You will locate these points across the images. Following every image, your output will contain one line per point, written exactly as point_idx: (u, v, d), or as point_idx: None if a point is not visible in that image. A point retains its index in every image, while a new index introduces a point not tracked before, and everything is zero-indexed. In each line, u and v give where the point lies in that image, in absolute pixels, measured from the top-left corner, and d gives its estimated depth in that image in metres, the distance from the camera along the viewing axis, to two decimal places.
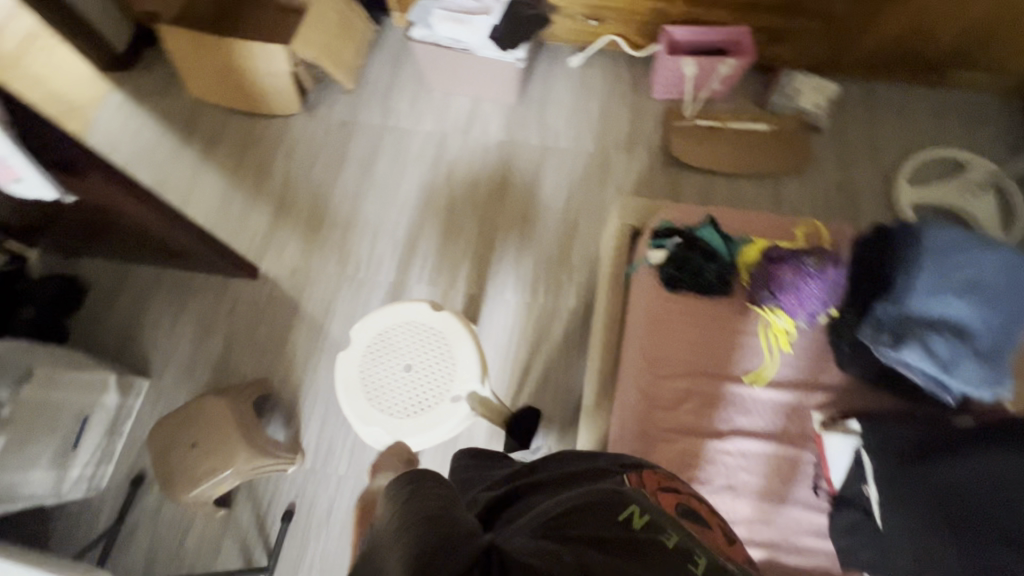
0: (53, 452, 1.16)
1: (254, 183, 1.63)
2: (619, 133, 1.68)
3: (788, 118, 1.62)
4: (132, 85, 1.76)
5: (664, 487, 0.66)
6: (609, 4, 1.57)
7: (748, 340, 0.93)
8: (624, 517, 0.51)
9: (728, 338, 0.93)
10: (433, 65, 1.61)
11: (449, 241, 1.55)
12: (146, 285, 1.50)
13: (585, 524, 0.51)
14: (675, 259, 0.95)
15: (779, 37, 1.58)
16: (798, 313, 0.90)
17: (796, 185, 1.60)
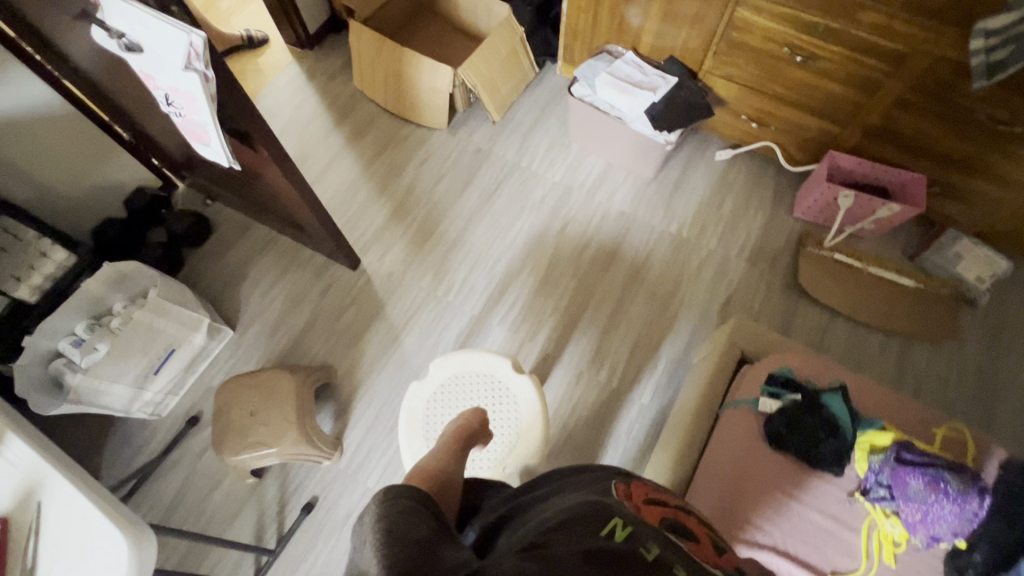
0: (138, 372, 1.24)
1: (383, 181, 1.71)
2: (746, 239, 1.60)
3: (939, 281, 1.51)
4: (310, 62, 1.92)
5: (651, 501, 0.59)
6: (777, 112, 1.52)
7: (845, 535, 0.82)
8: (608, 528, 0.49)
9: (821, 523, 0.82)
10: (582, 123, 1.63)
11: (542, 293, 1.53)
12: (260, 244, 1.60)
13: (570, 539, 0.48)
14: (788, 417, 0.87)
15: (953, 195, 1.45)
16: (917, 529, 0.77)
17: (926, 355, 1.45)
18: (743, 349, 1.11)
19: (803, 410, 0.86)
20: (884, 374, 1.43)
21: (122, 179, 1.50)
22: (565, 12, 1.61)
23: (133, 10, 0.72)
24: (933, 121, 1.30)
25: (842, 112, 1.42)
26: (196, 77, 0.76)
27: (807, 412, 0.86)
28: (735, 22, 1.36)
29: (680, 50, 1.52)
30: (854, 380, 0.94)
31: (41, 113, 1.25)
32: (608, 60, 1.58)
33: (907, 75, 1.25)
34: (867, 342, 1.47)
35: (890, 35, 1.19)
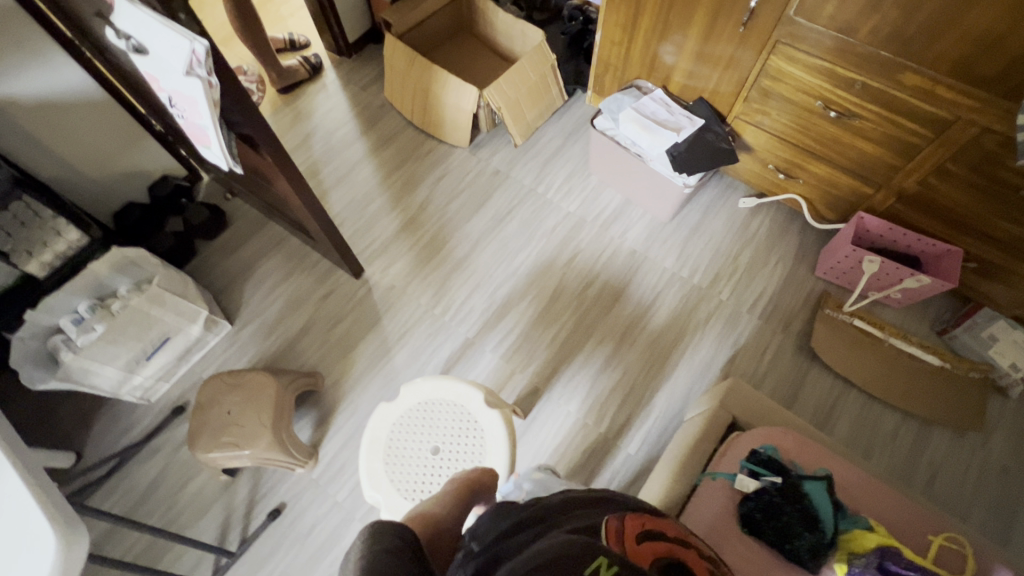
0: (130, 356, 1.26)
1: (398, 193, 1.72)
2: (760, 294, 1.53)
3: (967, 365, 1.40)
4: (345, 70, 1.96)
5: (648, 535, 0.44)
6: (807, 166, 1.45)
7: None
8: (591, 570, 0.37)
9: None
10: (602, 156, 1.60)
11: (540, 324, 1.50)
12: (271, 243, 1.63)
13: None
14: (767, 500, 0.81)
15: (992, 273, 1.35)
16: None
17: (944, 441, 1.34)
18: (734, 415, 1.04)
19: (782, 497, 0.80)
20: (894, 456, 1.33)
21: (148, 166, 1.56)
22: (598, 44, 1.60)
23: (143, 14, 0.74)
24: (975, 194, 1.21)
25: (876, 174, 1.34)
26: (197, 83, 0.76)
27: (787, 501, 0.79)
28: (769, 71, 1.31)
29: (711, 92, 1.48)
30: (850, 469, 0.87)
31: (77, 98, 1.31)
32: (636, 96, 1.55)
33: (949, 143, 1.17)
34: (880, 419, 1.37)
35: (933, 100, 1.12)
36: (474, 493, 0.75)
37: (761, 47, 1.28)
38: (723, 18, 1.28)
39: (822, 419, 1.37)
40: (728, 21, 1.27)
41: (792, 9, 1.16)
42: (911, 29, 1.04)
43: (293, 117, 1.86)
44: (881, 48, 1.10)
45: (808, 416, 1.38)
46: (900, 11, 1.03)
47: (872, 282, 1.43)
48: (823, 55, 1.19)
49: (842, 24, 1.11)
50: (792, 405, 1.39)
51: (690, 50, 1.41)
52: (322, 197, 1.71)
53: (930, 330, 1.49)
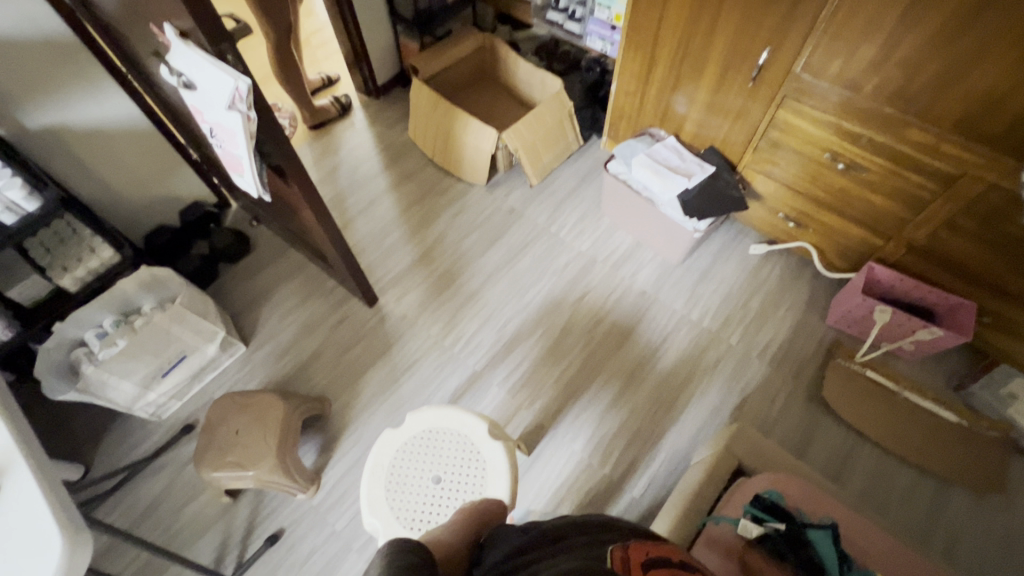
0: (147, 372, 1.30)
1: (415, 226, 1.78)
2: (771, 340, 1.52)
3: (986, 423, 1.36)
4: (374, 110, 2.08)
5: (655, 562, 0.45)
6: (817, 215, 1.48)
7: None
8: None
9: None
10: (614, 199, 1.65)
11: (547, 360, 1.51)
12: (291, 269, 1.69)
13: None
14: (770, 547, 0.79)
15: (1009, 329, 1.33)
16: None
17: (963, 502, 1.29)
18: (740, 460, 1.03)
19: (786, 543, 0.78)
20: (911, 516, 1.28)
21: (182, 192, 1.65)
22: (614, 93, 1.67)
23: (195, 54, 0.81)
24: (986, 248, 1.22)
25: (886, 225, 1.36)
26: (238, 116, 0.83)
27: (790, 549, 0.78)
28: (778, 123, 1.36)
29: (721, 142, 1.53)
30: (860, 521, 0.84)
31: (125, 128, 1.41)
32: (649, 143, 1.61)
33: (956, 197, 1.19)
34: (895, 475, 1.33)
35: (939, 155, 1.14)
36: (473, 523, 0.74)
37: (770, 100, 1.33)
38: (734, 73, 1.34)
39: (835, 472, 1.34)
40: (738, 75, 1.34)
41: (798, 67, 1.21)
42: (914, 88, 1.08)
43: (321, 151, 1.96)
44: (886, 105, 1.15)
45: (819, 468, 1.34)
46: (902, 71, 1.08)
47: (885, 332, 1.42)
48: (829, 110, 1.24)
49: (847, 81, 1.16)
50: (802, 456, 1.36)
51: (701, 101, 1.47)
52: (343, 227, 1.78)
53: (946, 385, 1.46)
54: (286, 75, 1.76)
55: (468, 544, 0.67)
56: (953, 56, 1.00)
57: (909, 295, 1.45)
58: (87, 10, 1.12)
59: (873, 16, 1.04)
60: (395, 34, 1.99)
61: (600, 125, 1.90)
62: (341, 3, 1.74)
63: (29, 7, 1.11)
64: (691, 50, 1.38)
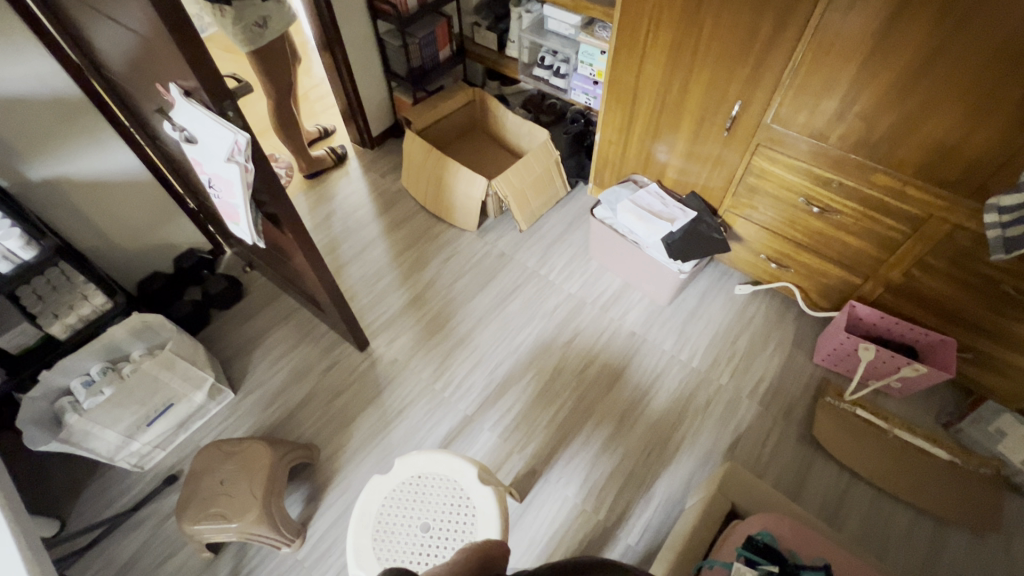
0: (132, 421, 1.28)
1: (407, 271, 1.81)
2: (759, 379, 1.53)
3: (977, 460, 1.36)
4: (368, 160, 2.15)
5: None
6: (797, 256, 1.53)
7: None
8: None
9: None
10: (601, 243, 1.70)
11: (539, 403, 1.50)
12: (282, 315, 1.70)
13: None
14: None
15: (991, 365, 1.35)
16: None
17: (962, 543, 1.27)
18: (733, 502, 1.02)
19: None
20: (911, 559, 1.25)
21: (177, 240, 1.68)
22: (598, 143, 1.76)
23: (197, 111, 0.86)
24: (959, 286, 1.26)
25: (863, 265, 1.41)
26: (235, 167, 0.87)
27: None
28: (753, 169, 1.43)
29: (702, 187, 1.60)
30: (856, 562, 0.83)
31: (125, 179, 1.45)
32: (633, 189, 1.68)
33: (926, 238, 1.24)
34: (892, 516, 1.31)
35: (906, 198, 1.20)
36: None
37: (744, 148, 1.41)
38: (709, 124, 1.42)
39: (831, 514, 1.32)
40: (713, 126, 1.42)
41: (768, 118, 1.29)
42: (876, 137, 1.16)
43: (316, 199, 2.02)
44: (852, 152, 1.22)
45: (815, 510, 1.33)
46: (864, 122, 1.15)
47: (871, 370, 1.44)
48: (800, 157, 1.31)
49: (815, 131, 1.24)
50: (797, 498, 1.34)
51: (679, 149, 1.55)
52: (336, 273, 1.80)
53: (936, 422, 1.46)
54: (284, 127, 1.84)
55: None
56: (909, 109, 1.08)
57: (891, 333, 1.48)
58: (97, 71, 1.18)
59: (832, 72, 1.12)
60: (390, 89, 2.10)
61: (586, 172, 1.98)
62: (339, 62, 1.85)
63: (42, 68, 1.17)
64: (669, 103, 1.46)
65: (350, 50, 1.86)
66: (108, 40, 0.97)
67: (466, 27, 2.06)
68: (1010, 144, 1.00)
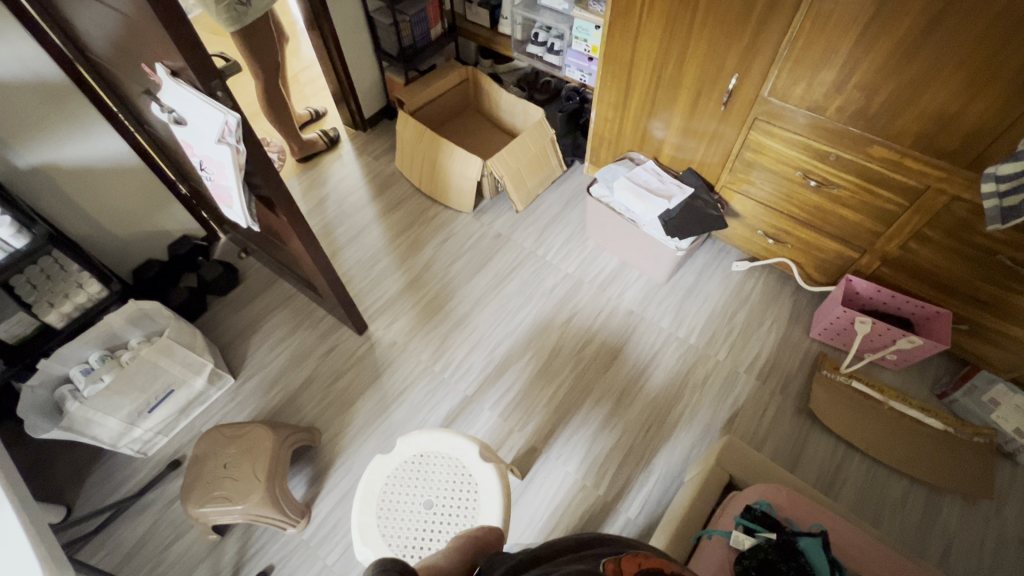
0: (134, 407, 1.28)
1: (404, 253, 1.80)
2: (757, 355, 1.55)
3: (970, 429, 1.38)
4: (362, 142, 2.13)
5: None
6: (794, 231, 1.53)
7: None
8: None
9: None
10: (598, 222, 1.69)
11: (538, 382, 1.51)
12: (280, 300, 1.69)
13: None
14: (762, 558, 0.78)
15: (985, 336, 1.37)
16: None
17: (955, 510, 1.30)
18: (731, 474, 1.03)
19: (778, 553, 0.78)
20: (904, 527, 1.28)
21: (170, 227, 1.66)
22: (594, 120, 1.74)
23: (185, 91, 0.84)
24: (955, 259, 1.26)
25: (859, 238, 1.41)
26: (227, 149, 0.86)
27: (782, 559, 0.77)
28: (751, 144, 1.42)
29: (698, 163, 1.59)
30: (850, 529, 0.85)
31: (114, 165, 1.43)
32: (629, 166, 1.67)
33: (923, 210, 1.24)
34: (886, 485, 1.34)
35: (903, 170, 1.20)
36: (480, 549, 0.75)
37: (742, 123, 1.39)
38: (706, 98, 1.40)
39: (827, 484, 1.34)
40: (710, 101, 1.40)
41: (766, 91, 1.28)
42: (874, 109, 1.15)
43: (310, 183, 2.00)
44: (850, 124, 1.21)
45: (812, 482, 1.35)
46: (861, 93, 1.14)
47: (867, 343, 1.45)
48: (797, 130, 1.30)
49: (813, 103, 1.23)
50: (794, 470, 1.37)
51: (676, 126, 1.53)
52: (332, 257, 1.79)
53: (930, 393, 1.49)
54: (275, 110, 1.81)
55: (463, 567, 0.66)
56: (907, 79, 1.06)
57: (886, 306, 1.49)
58: (81, 54, 1.16)
59: (830, 42, 1.10)
60: (381, 69, 2.06)
61: (582, 151, 1.96)
62: (329, 42, 1.81)
63: (25, 51, 1.15)
64: (664, 78, 1.44)
65: (340, 29, 1.82)
66: (91, 20, 0.95)
67: (459, 4, 2.03)
68: (1008, 112, 0.99)
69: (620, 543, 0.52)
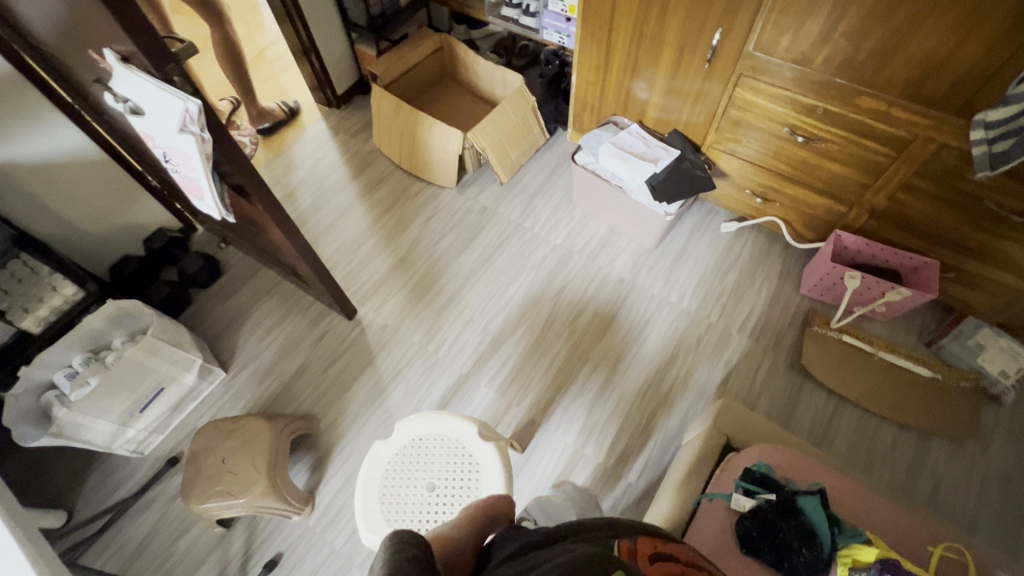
0: (125, 408, 1.26)
1: (389, 233, 1.76)
2: (748, 315, 1.55)
3: (958, 374, 1.41)
4: (337, 120, 2.05)
5: (657, 561, 0.45)
6: (782, 188, 1.51)
7: None
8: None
9: None
10: (586, 190, 1.66)
11: (533, 356, 1.51)
12: (265, 289, 1.65)
13: None
14: (762, 518, 0.80)
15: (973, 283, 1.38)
16: None
17: (944, 454, 1.34)
18: (729, 436, 1.04)
19: (778, 513, 0.79)
20: (895, 472, 1.32)
21: (143, 221, 1.60)
22: (575, 85, 1.68)
23: (141, 79, 0.79)
24: (943, 208, 1.26)
25: (847, 192, 1.39)
26: (190, 138, 0.82)
27: (782, 518, 0.79)
28: (736, 101, 1.38)
29: (684, 124, 1.55)
30: (844, 483, 0.87)
31: (75, 160, 1.36)
32: (613, 131, 1.62)
33: (911, 159, 1.22)
34: (877, 432, 1.37)
35: (890, 120, 1.18)
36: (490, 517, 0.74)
37: (727, 79, 1.35)
38: (689, 56, 1.36)
39: (821, 437, 1.37)
40: (694, 58, 1.35)
41: (750, 46, 1.24)
42: (861, 59, 1.11)
43: (286, 166, 1.93)
44: (836, 76, 1.17)
45: (806, 436, 1.37)
46: (849, 42, 1.10)
47: (856, 297, 1.46)
48: (784, 84, 1.26)
49: (798, 56, 1.19)
50: (788, 426, 1.39)
51: (660, 86, 1.49)
52: (315, 242, 1.75)
53: (919, 341, 1.51)
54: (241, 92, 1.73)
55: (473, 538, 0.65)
56: (895, 25, 1.03)
57: (875, 259, 1.49)
58: (25, 43, 1.08)
59: None
60: (351, 42, 1.96)
61: (565, 117, 1.91)
62: (292, 16, 1.71)
63: None
64: (646, 35, 1.39)
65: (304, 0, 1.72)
66: (29, 6, 0.88)
67: None
68: (998, 53, 0.97)
69: (632, 525, 0.52)
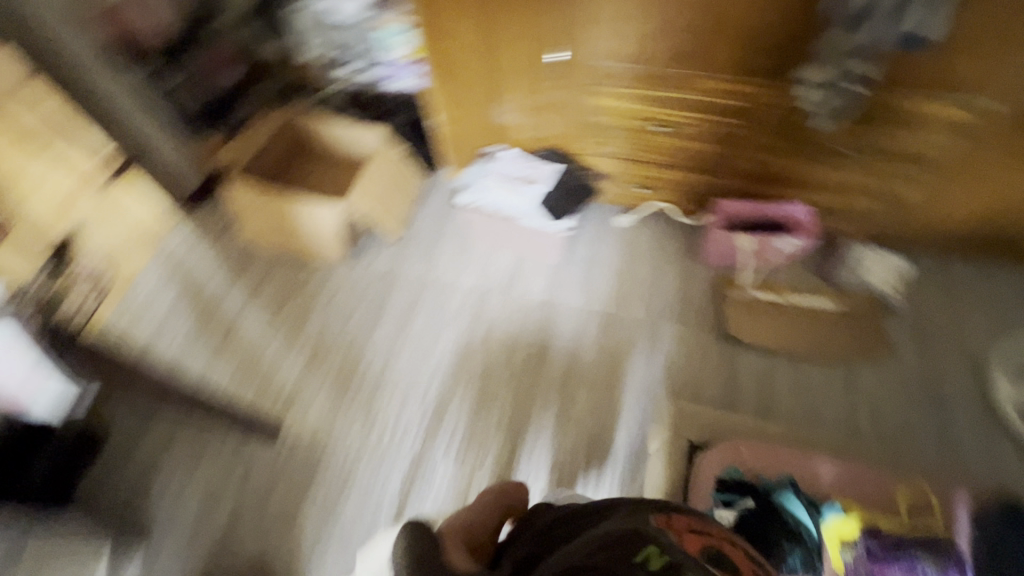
0: None
1: (291, 329, 1.61)
2: (669, 300, 1.59)
3: (856, 297, 1.55)
4: (196, 222, 1.84)
5: (690, 531, 0.59)
6: (657, 174, 1.57)
7: None
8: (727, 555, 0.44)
9: None
10: (482, 228, 1.63)
11: (482, 412, 1.44)
12: (164, 440, 1.44)
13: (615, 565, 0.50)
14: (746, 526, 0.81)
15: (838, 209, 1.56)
16: None
17: (869, 374, 1.45)
18: (689, 437, 1.04)
19: (759, 516, 0.82)
20: (837, 405, 1.40)
21: None
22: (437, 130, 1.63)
23: None
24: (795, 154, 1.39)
25: (714, 164, 1.48)
26: None
27: (763, 519, 0.82)
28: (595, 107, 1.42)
29: (552, 139, 1.57)
30: None
31: None
32: (489, 160, 1.59)
33: (759, 120, 1.33)
34: (811, 375, 1.45)
35: (731, 92, 1.28)
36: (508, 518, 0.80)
37: (579, 86, 1.38)
38: (537, 75, 1.38)
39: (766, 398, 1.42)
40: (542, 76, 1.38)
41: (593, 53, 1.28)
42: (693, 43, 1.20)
43: (151, 290, 1.70)
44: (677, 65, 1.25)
45: (754, 401, 1.42)
46: (680, 32, 1.19)
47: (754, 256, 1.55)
48: (633, 82, 1.32)
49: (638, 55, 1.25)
50: (735, 397, 1.43)
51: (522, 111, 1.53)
52: (210, 364, 1.55)
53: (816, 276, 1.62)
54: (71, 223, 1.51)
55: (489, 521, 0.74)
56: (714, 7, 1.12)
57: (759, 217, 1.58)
58: None
59: None
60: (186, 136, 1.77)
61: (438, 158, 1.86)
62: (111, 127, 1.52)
63: None
64: (493, 65, 1.38)
65: (115, 107, 1.53)
66: None
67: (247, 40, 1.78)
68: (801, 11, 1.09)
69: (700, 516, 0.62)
